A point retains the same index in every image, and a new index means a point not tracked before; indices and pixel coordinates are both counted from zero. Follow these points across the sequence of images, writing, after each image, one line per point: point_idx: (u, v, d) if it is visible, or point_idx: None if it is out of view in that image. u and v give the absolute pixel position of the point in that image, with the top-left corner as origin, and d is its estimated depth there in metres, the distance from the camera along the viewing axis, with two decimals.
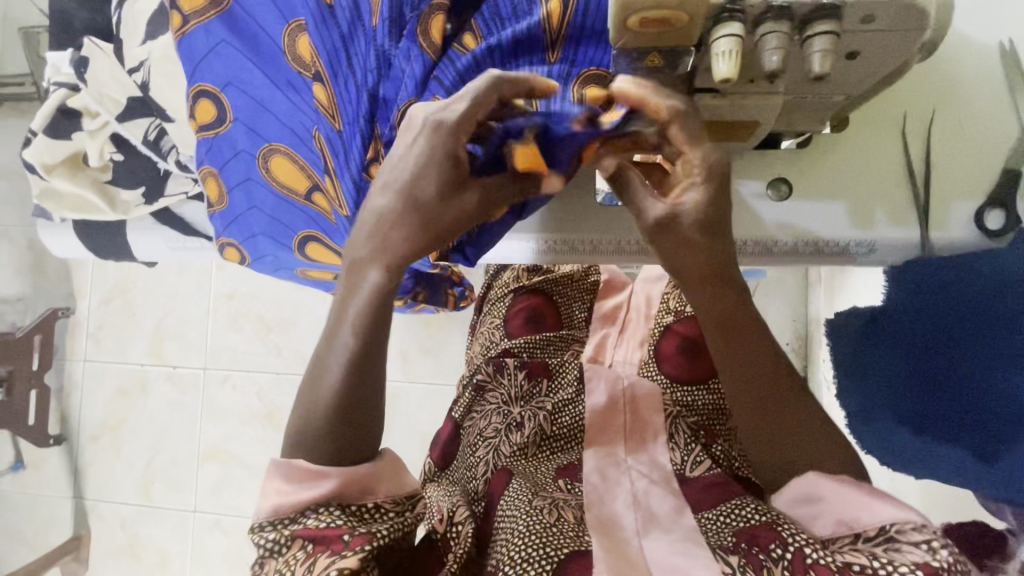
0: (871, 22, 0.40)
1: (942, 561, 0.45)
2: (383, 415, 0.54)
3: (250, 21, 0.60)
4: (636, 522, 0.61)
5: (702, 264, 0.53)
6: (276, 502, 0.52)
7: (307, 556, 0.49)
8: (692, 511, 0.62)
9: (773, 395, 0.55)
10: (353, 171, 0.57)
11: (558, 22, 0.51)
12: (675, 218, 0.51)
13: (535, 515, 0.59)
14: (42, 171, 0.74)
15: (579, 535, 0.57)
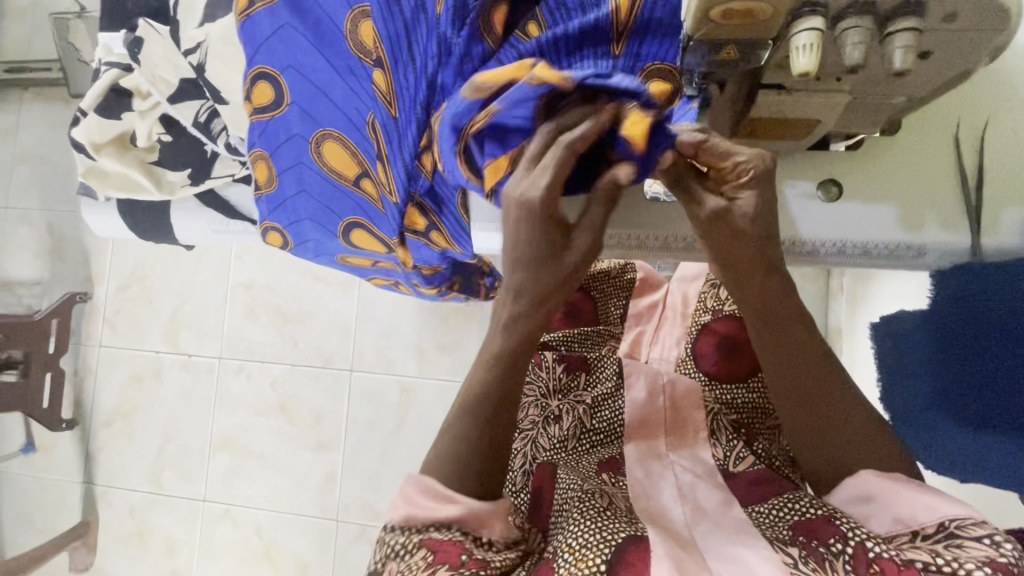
0: (953, 21, 0.40)
1: (1009, 555, 0.46)
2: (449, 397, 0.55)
3: (314, 5, 0.60)
4: (685, 514, 0.61)
5: (754, 253, 0.53)
6: (408, 512, 0.57)
7: (428, 565, 0.53)
8: (740, 504, 0.62)
9: (818, 391, 0.58)
10: (406, 159, 0.60)
11: (627, 13, 0.51)
12: (729, 211, 0.51)
13: (590, 503, 0.59)
14: (91, 150, 0.75)
15: (633, 522, 0.57)
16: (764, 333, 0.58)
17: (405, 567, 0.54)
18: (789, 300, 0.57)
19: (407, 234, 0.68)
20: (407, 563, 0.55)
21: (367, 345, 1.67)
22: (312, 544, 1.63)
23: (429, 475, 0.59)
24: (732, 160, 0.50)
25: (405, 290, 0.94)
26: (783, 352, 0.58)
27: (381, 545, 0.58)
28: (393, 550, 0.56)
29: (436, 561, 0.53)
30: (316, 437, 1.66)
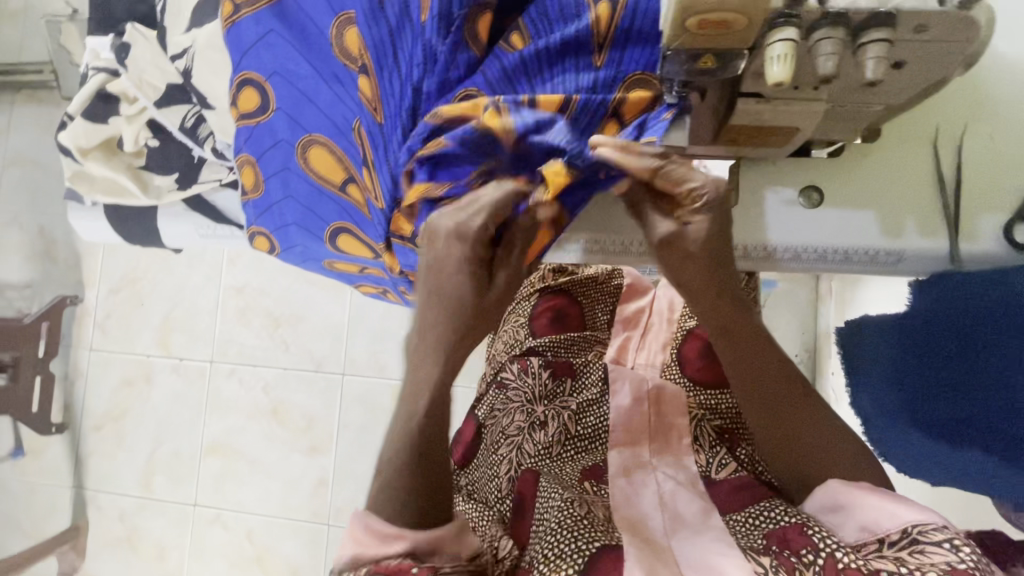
0: (924, 32, 0.41)
1: (967, 559, 0.46)
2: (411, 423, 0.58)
3: (301, 13, 0.61)
4: (664, 523, 0.62)
5: (704, 279, 0.56)
6: (355, 551, 0.56)
7: None
8: (719, 513, 0.62)
9: (780, 391, 0.61)
10: (392, 164, 0.59)
11: (606, 25, 0.52)
12: (681, 236, 0.53)
13: (569, 510, 0.60)
14: (78, 154, 0.75)
15: (609, 530, 0.58)
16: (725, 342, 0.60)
17: None
18: (744, 318, 0.59)
19: (394, 240, 0.66)
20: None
21: (359, 349, 1.67)
22: (303, 549, 1.62)
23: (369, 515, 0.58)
24: (686, 186, 0.52)
25: (392, 298, 0.95)
26: (748, 356, 0.60)
27: None
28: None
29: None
30: (308, 441, 1.66)
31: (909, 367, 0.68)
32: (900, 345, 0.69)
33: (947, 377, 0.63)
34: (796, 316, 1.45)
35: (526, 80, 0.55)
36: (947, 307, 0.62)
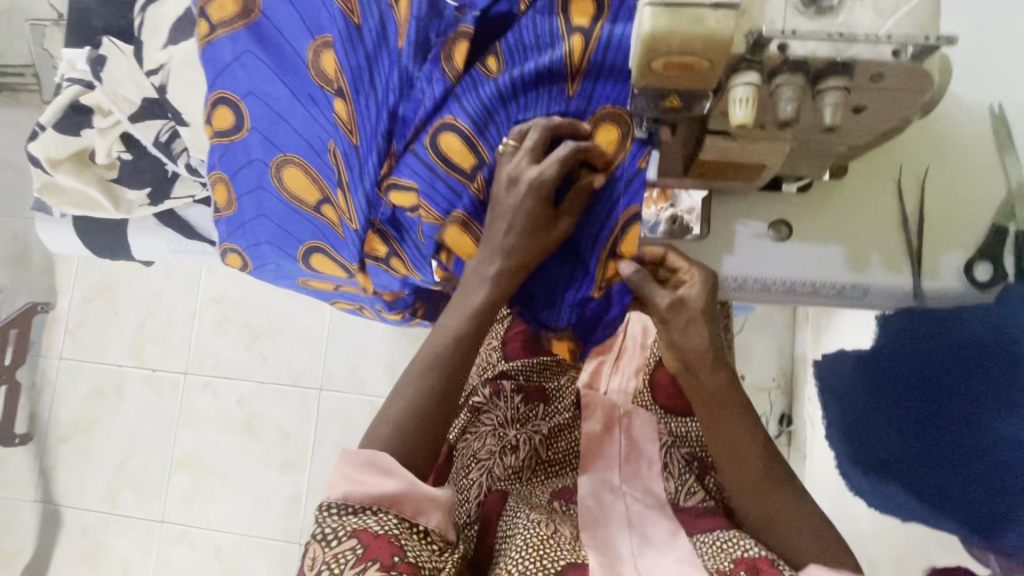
0: (881, 80, 0.42)
1: None
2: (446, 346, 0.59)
3: (278, 34, 0.61)
4: (632, 545, 0.64)
5: (707, 339, 0.60)
6: (346, 489, 0.55)
7: (359, 560, 0.52)
8: (686, 533, 0.66)
9: (746, 451, 0.62)
10: (365, 186, 0.61)
11: (579, 58, 0.53)
12: (683, 301, 0.59)
13: (534, 527, 0.60)
14: (47, 166, 0.73)
15: (575, 548, 0.60)
16: (707, 416, 0.63)
17: (331, 560, 0.52)
18: (733, 385, 0.62)
19: (368, 259, 0.67)
20: (332, 555, 0.53)
21: (337, 364, 1.65)
22: (272, 568, 1.58)
23: (369, 447, 0.57)
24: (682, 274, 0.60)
25: (369, 315, 0.94)
26: (726, 426, 0.62)
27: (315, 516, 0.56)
28: (319, 532, 0.55)
29: (367, 559, 0.52)
30: (282, 457, 1.63)
31: (877, 405, 0.72)
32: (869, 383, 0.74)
33: (906, 416, 0.68)
34: (772, 341, 1.46)
35: (502, 106, 0.56)
36: (914, 345, 0.66)
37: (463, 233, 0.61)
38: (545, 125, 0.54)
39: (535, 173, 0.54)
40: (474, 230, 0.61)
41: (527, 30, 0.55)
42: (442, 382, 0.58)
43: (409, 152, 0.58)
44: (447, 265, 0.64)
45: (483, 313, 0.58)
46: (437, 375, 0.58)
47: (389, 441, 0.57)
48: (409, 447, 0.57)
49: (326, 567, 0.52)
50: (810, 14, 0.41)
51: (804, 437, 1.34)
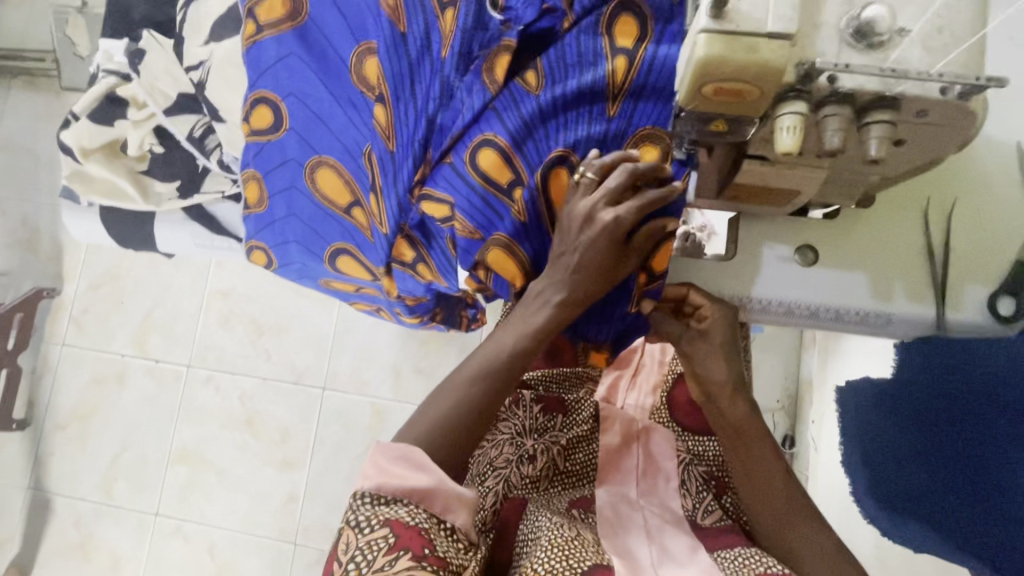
0: (925, 116, 0.43)
1: None
2: (488, 360, 0.61)
3: (322, 38, 0.62)
4: (651, 555, 0.64)
5: (726, 371, 0.68)
6: (380, 480, 0.57)
7: (390, 550, 0.53)
8: (706, 550, 0.66)
9: (767, 472, 0.66)
10: (399, 192, 0.61)
11: (622, 78, 0.54)
12: (705, 331, 0.67)
13: (559, 529, 0.61)
14: (79, 154, 0.74)
15: (599, 552, 0.60)
16: (733, 443, 0.67)
17: (363, 545, 0.53)
18: (753, 417, 0.67)
19: (394, 264, 0.68)
20: (364, 542, 0.54)
21: (342, 364, 1.65)
22: (265, 567, 1.56)
23: (402, 442, 0.58)
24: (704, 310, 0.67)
25: (386, 318, 0.94)
26: (747, 454, 0.66)
27: (348, 502, 0.57)
28: (351, 519, 0.55)
29: (399, 548, 0.53)
30: (281, 455, 1.62)
31: (897, 438, 0.75)
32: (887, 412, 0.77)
33: (923, 444, 0.71)
34: (778, 363, 1.47)
35: (542, 123, 0.56)
36: (927, 375, 0.68)
37: (507, 256, 0.59)
38: (630, 169, 0.53)
39: (611, 217, 0.54)
40: (517, 253, 0.60)
41: (570, 47, 0.55)
42: (475, 388, 0.60)
43: (445, 160, 0.59)
44: (483, 281, 0.62)
45: (540, 334, 0.59)
46: (476, 385, 0.60)
47: (422, 435, 0.59)
48: (440, 443, 0.59)
49: (358, 553, 0.53)
50: (861, 48, 0.42)
51: (808, 460, 1.34)
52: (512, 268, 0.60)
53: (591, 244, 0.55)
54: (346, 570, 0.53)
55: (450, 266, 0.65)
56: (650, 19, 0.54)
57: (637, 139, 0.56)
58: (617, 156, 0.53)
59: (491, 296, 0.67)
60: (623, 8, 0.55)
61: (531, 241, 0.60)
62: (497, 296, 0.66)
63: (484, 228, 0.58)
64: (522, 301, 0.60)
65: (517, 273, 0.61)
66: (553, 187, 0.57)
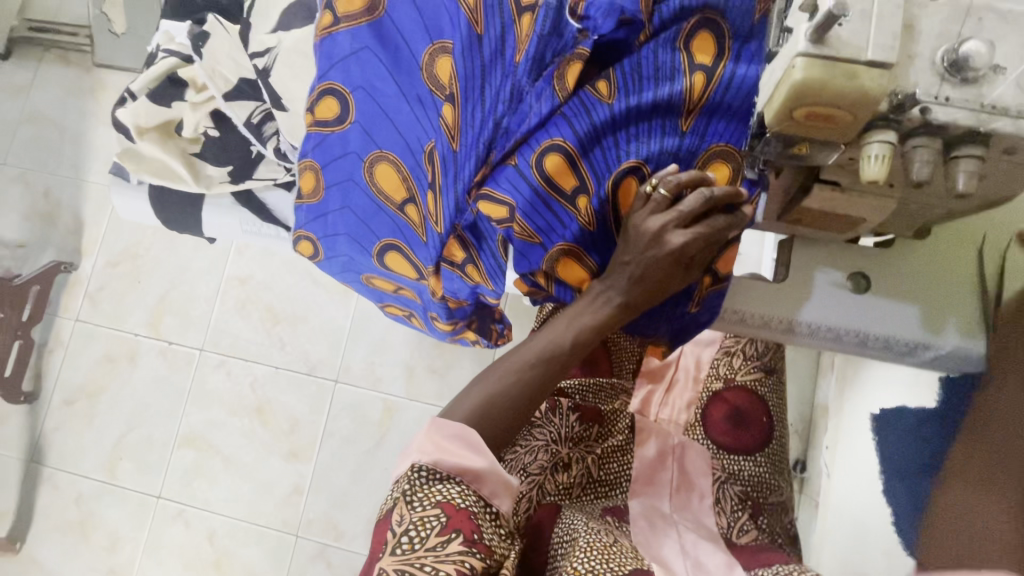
0: (1013, 154, 0.43)
1: None
2: (537, 360, 0.60)
3: (396, 33, 0.62)
4: (686, 568, 0.65)
5: None
6: (436, 457, 0.57)
7: (443, 530, 0.53)
8: (743, 568, 0.66)
9: None
10: (459, 191, 0.61)
11: (699, 95, 0.54)
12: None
13: (596, 534, 0.61)
14: (134, 133, 0.74)
15: (639, 557, 0.60)
16: None
17: (415, 520, 0.53)
18: None
19: (443, 263, 0.67)
20: (416, 518, 0.54)
21: (356, 359, 1.64)
22: (266, 557, 1.55)
23: (457, 421, 0.58)
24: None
25: (415, 323, 0.94)
26: None
27: (402, 472, 0.57)
28: (406, 492, 0.55)
29: (450, 530, 0.53)
30: (288, 445, 1.61)
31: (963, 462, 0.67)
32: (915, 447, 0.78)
33: None
34: (794, 387, 1.45)
35: (612, 132, 0.56)
36: None
37: (574, 262, 0.60)
38: (706, 194, 0.53)
39: (681, 240, 0.54)
40: (585, 261, 0.60)
41: (647, 59, 0.55)
42: (522, 384, 0.60)
43: (508, 162, 0.58)
44: (543, 287, 0.63)
45: (593, 332, 0.59)
46: (527, 388, 0.60)
47: (473, 417, 0.59)
48: (492, 432, 0.59)
49: (411, 528, 0.53)
50: (956, 82, 0.41)
51: (818, 486, 1.32)
52: (574, 272, 0.61)
53: (660, 257, 0.55)
54: (398, 542, 0.53)
55: (501, 269, 0.64)
56: (729, 36, 0.54)
57: (709, 161, 0.57)
58: (696, 176, 0.54)
59: (540, 300, 0.68)
60: (704, 23, 0.54)
61: (598, 252, 0.60)
62: (550, 301, 0.66)
63: (543, 232, 0.58)
64: (574, 305, 0.61)
65: (583, 279, 0.62)
66: (621, 195, 0.57)
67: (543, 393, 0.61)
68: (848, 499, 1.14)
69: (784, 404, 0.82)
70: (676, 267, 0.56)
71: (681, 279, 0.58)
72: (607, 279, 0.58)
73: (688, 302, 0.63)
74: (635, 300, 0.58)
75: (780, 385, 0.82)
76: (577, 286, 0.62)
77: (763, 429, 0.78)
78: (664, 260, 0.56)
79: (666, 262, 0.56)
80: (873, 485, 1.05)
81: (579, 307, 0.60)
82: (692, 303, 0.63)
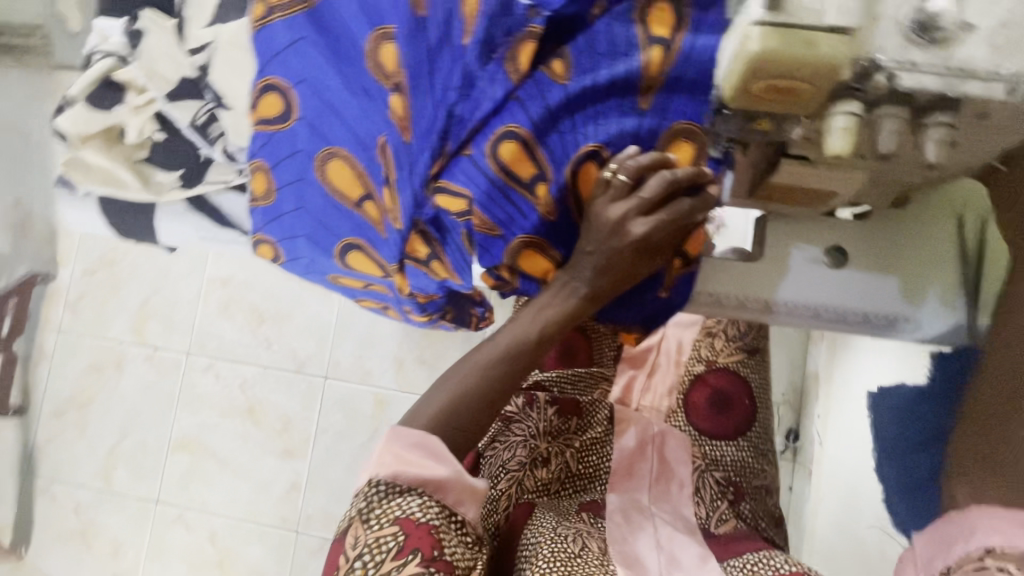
0: (985, 118, 0.41)
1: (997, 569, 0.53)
2: (497, 359, 0.58)
3: (335, 20, 0.58)
4: (659, 564, 0.64)
5: None
6: (395, 469, 0.55)
7: (400, 550, 0.53)
8: (716, 559, 0.65)
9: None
10: (415, 185, 0.57)
11: (657, 70, 0.51)
12: None
13: (561, 542, 0.59)
14: (75, 141, 0.70)
15: (603, 565, 0.59)
16: None
17: (372, 540, 0.54)
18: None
19: (407, 261, 0.64)
20: (372, 539, 0.54)
21: (344, 354, 1.62)
22: (268, 555, 1.56)
23: (417, 429, 0.56)
24: None
25: (392, 315, 0.91)
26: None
27: (360, 489, 0.56)
28: (362, 510, 0.55)
29: (408, 551, 0.53)
30: (283, 444, 1.60)
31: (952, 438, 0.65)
32: (902, 420, 0.77)
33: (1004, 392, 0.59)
34: (786, 358, 1.44)
35: (568, 114, 0.53)
36: None
37: (537, 253, 0.58)
38: (667, 176, 0.51)
39: (644, 228, 0.52)
40: (549, 252, 0.58)
41: (600, 35, 0.52)
42: (485, 385, 0.58)
43: (463, 153, 0.55)
44: (508, 281, 0.61)
45: (559, 325, 0.57)
46: (491, 390, 0.58)
47: (434, 421, 0.57)
48: (455, 435, 0.57)
49: (367, 550, 0.54)
50: (924, 43, 0.38)
51: (811, 454, 1.32)
52: (539, 262, 0.59)
53: (622, 246, 0.53)
54: (354, 565, 0.54)
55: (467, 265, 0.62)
56: (687, 4, 0.51)
57: (672, 141, 0.54)
58: (657, 157, 0.51)
59: (508, 294, 0.65)
60: None
61: (564, 242, 0.58)
62: (517, 296, 0.64)
63: (503, 223, 0.56)
64: (536, 299, 0.58)
65: (547, 270, 0.59)
66: (581, 180, 0.54)
67: (508, 391, 0.59)
68: (840, 467, 1.14)
69: (767, 384, 0.81)
70: (645, 254, 0.54)
71: (648, 266, 0.55)
72: (571, 271, 0.56)
73: (660, 285, 0.61)
74: (599, 289, 0.56)
75: (763, 364, 0.81)
76: (542, 277, 0.60)
77: (745, 411, 0.77)
78: (629, 246, 0.53)
79: (627, 253, 0.53)
80: (864, 453, 1.05)
81: (542, 299, 0.58)
82: (663, 284, 0.61)
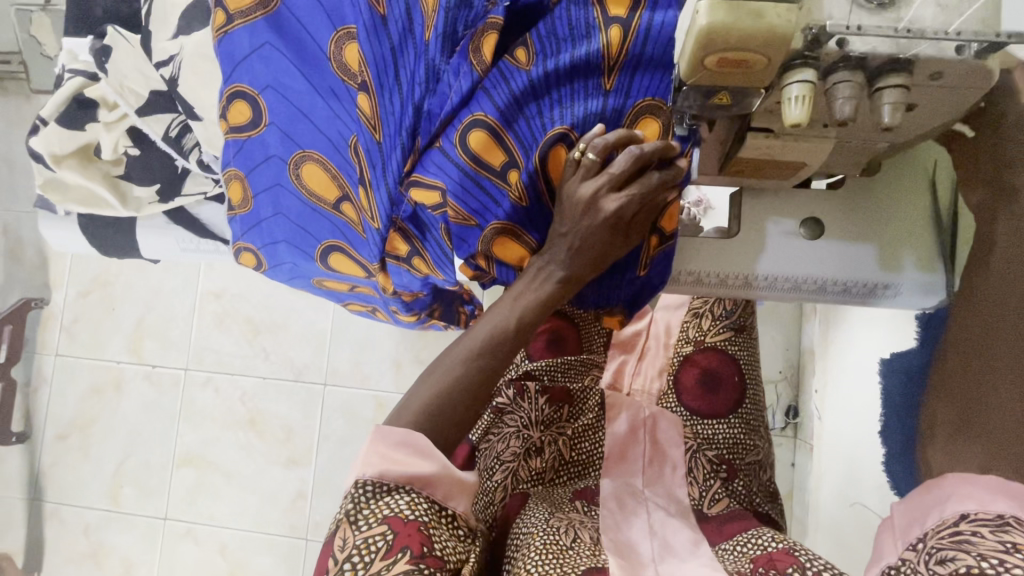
0: (939, 78, 0.41)
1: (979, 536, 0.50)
2: (478, 351, 0.58)
3: (298, 25, 0.59)
4: (652, 549, 0.64)
5: None
6: (381, 468, 0.55)
7: (389, 549, 0.52)
8: (708, 543, 0.65)
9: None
10: (388, 184, 0.58)
11: (617, 50, 0.51)
12: None
13: (552, 534, 0.60)
14: (51, 162, 0.73)
15: (595, 555, 0.59)
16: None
17: (360, 542, 0.53)
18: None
19: (388, 259, 0.64)
20: (360, 540, 0.53)
21: (342, 359, 1.63)
22: (279, 563, 1.57)
23: (402, 426, 0.57)
24: None
25: (381, 318, 0.92)
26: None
27: (348, 493, 0.56)
28: (350, 512, 0.54)
29: (397, 549, 0.53)
30: (287, 453, 1.61)
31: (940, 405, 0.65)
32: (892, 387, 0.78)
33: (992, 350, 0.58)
34: (781, 335, 1.44)
35: (534, 101, 0.53)
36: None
37: (511, 240, 0.58)
38: (635, 153, 0.51)
39: (615, 206, 0.52)
40: (524, 238, 0.58)
41: (561, 19, 0.52)
42: (468, 377, 0.58)
43: (434, 146, 0.55)
44: (486, 270, 0.61)
45: (538, 312, 0.58)
46: (474, 383, 0.58)
47: (419, 418, 0.57)
48: (441, 430, 0.58)
49: (355, 552, 0.53)
50: (873, 8, 0.39)
51: (812, 429, 1.32)
52: (515, 248, 0.59)
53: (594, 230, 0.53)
54: (341, 568, 0.52)
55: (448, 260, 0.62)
56: None
57: (637, 120, 0.54)
58: (624, 134, 0.51)
59: (489, 284, 0.65)
60: None
61: (538, 227, 0.58)
62: (497, 285, 0.64)
63: (478, 213, 0.56)
64: (513, 289, 0.59)
65: (523, 256, 0.60)
66: (551, 164, 0.54)
67: (492, 384, 0.59)
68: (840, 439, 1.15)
69: (756, 361, 0.82)
70: (620, 236, 0.55)
71: (622, 248, 0.56)
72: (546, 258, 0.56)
73: (637, 265, 0.61)
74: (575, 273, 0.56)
75: (751, 340, 0.82)
76: (518, 262, 0.60)
77: (735, 388, 0.78)
78: (601, 229, 0.53)
79: (600, 235, 0.54)
80: (861, 423, 1.05)
81: (520, 289, 0.58)
82: (641, 263, 0.61)
